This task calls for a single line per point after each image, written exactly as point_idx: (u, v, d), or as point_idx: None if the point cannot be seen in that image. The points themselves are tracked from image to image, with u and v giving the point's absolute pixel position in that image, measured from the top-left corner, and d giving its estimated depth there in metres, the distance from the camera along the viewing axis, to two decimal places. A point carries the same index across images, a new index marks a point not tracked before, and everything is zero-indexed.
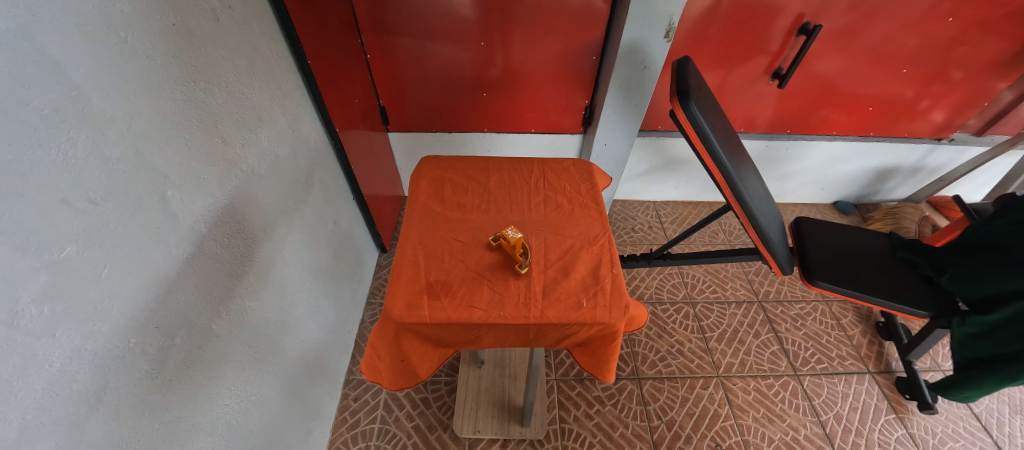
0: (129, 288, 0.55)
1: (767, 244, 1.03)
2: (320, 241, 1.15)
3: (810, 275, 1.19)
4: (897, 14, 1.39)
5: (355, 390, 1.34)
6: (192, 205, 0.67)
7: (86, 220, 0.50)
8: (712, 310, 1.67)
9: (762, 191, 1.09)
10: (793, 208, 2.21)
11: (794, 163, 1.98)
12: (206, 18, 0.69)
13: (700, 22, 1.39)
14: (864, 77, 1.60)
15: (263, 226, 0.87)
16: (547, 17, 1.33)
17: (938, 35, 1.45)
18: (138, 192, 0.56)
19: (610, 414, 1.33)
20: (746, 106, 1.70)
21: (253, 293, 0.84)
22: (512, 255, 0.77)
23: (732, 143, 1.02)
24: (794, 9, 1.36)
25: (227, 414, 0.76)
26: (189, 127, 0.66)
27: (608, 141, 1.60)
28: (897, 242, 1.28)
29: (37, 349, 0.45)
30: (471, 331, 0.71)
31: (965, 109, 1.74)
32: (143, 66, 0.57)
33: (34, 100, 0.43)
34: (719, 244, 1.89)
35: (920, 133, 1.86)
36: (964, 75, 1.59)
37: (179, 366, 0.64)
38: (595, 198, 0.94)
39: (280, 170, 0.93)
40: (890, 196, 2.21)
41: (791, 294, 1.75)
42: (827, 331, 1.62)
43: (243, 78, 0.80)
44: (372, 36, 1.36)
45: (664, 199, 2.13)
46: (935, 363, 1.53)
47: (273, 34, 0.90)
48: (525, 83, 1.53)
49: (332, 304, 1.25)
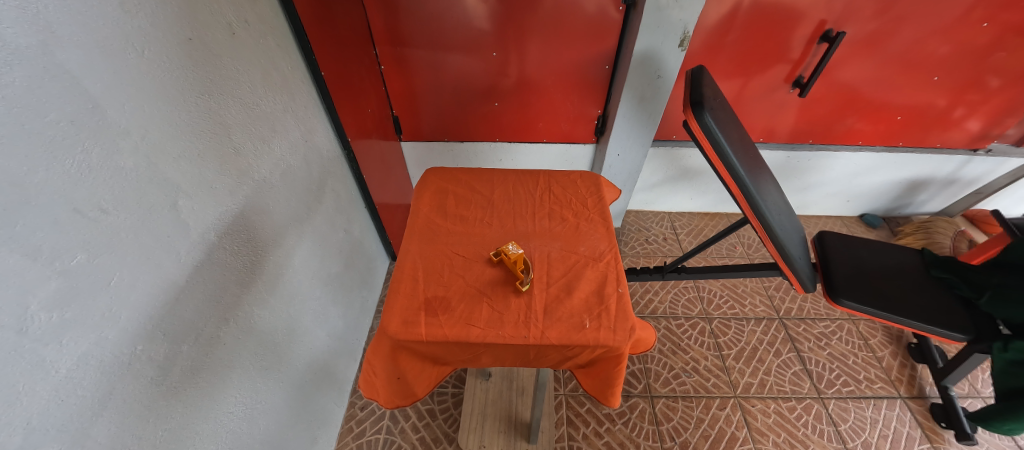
0: (138, 296, 0.56)
1: (787, 260, 0.99)
2: (331, 249, 1.17)
3: (832, 292, 1.14)
4: (927, 20, 1.33)
5: (361, 399, 1.33)
6: (204, 213, 0.67)
7: (98, 228, 0.51)
8: (729, 326, 1.61)
9: (783, 203, 1.05)
10: (816, 221, 2.13)
11: (816, 175, 1.91)
12: (222, 33, 0.71)
13: (715, 31, 1.36)
14: (892, 85, 1.54)
15: (274, 235, 0.88)
16: (561, 26, 1.32)
17: (972, 41, 1.38)
18: (149, 203, 0.57)
19: (621, 434, 1.29)
20: (765, 116, 1.65)
21: (261, 301, 0.84)
22: (513, 271, 0.76)
23: (749, 155, 0.99)
24: (815, 16, 1.32)
25: (232, 422, 0.76)
26: (201, 137, 0.67)
27: (621, 151, 1.58)
28: (930, 259, 1.20)
29: (44, 356, 0.45)
30: (468, 350, 0.69)
31: (1002, 119, 1.65)
32: (159, 80, 0.59)
33: (50, 112, 0.44)
34: (737, 257, 1.84)
35: (954, 143, 1.76)
36: (1002, 82, 1.51)
37: (186, 374, 0.64)
38: (602, 212, 0.92)
39: (292, 179, 0.95)
40: (921, 210, 2.11)
41: (815, 311, 1.67)
42: (853, 352, 1.54)
43: (258, 89, 0.82)
44: (386, 47, 1.38)
45: (679, 210, 2.08)
46: (974, 389, 1.44)
47: (288, 46, 0.92)
48: (538, 92, 1.53)
49: (342, 312, 1.26)
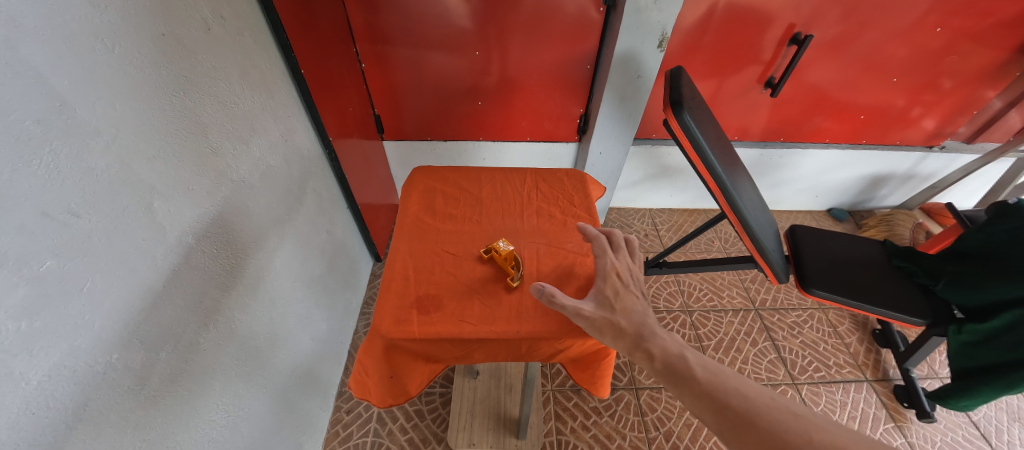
0: (113, 302, 0.54)
1: (763, 253, 1.03)
2: (313, 250, 1.15)
3: (804, 283, 1.19)
4: (886, 24, 1.41)
5: (348, 402, 1.32)
6: (181, 215, 0.65)
7: (69, 233, 0.48)
8: (709, 318, 1.66)
9: (757, 198, 1.09)
10: (788, 215, 2.22)
11: (788, 171, 1.99)
12: (197, 29, 0.69)
13: (692, 33, 1.40)
14: (855, 86, 1.62)
15: (254, 237, 0.86)
16: (542, 25, 1.33)
17: (927, 44, 1.47)
18: (122, 205, 0.55)
19: (608, 426, 1.32)
20: (739, 115, 1.71)
21: (242, 305, 0.82)
22: (504, 267, 0.77)
23: (726, 152, 1.03)
24: (785, 19, 1.38)
25: (214, 430, 0.74)
26: (176, 137, 0.65)
27: (604, 150, 1.60)
28: (892, 250, 1.28)
29: (13, 367, 0.43)
30: (462, 347, 0.70)
31: (955, 117, 1.76)
32: (131, 78, 0.56)
33: (16, 111, 0.42)
34: (715, 251, 1.90)
35: (912, 140, 1.88)
36: (954, 83, 1.61)
37: (164, 382, 0.62)
38: (589, 209, 0.94)
39: (272, 179, 0.93)
40: (883, 203, 2.23)
41: (788, 302, 1.75)
42: (824, 339, 1.62)
43: (235, 87, 0.79)
44: (366, 45, 1.36)
45: (659, 207, 2.14)
46: (933, 370, 1.53)
47: (266, 44, 0.90)
48: (520, 91, 1.54)
49: (325, 315, 1.24)
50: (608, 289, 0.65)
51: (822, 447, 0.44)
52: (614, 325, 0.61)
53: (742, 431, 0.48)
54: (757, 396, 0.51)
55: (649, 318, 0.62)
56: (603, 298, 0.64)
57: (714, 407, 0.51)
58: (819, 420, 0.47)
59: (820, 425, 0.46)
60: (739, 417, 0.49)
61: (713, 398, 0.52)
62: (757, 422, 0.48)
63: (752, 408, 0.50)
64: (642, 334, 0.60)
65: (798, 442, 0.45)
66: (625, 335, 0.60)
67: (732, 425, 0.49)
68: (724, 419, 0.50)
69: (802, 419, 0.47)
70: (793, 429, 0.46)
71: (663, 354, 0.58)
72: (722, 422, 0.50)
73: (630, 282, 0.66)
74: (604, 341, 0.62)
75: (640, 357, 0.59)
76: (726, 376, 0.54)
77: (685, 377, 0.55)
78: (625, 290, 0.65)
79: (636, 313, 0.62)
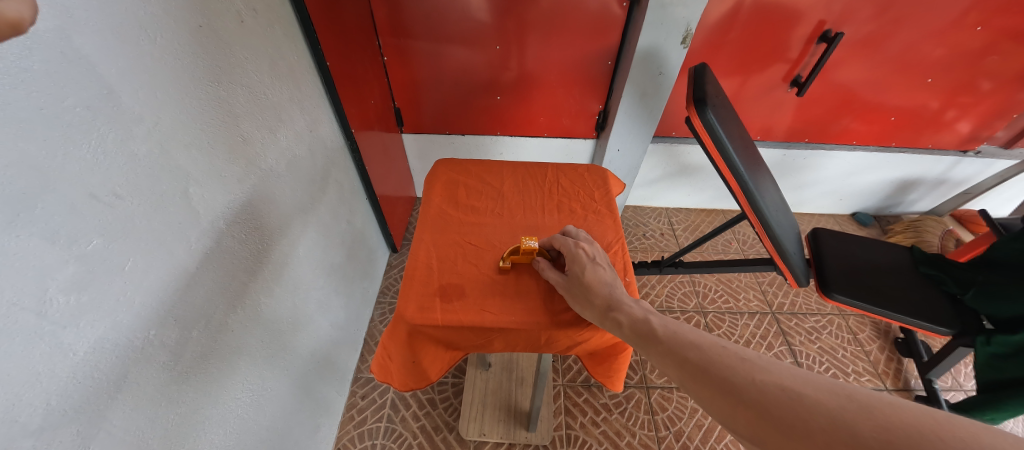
0: (151, 282, 0.56)
1: (783, 256, 1.02)
2: (334, 238, 1.17)
3: (825, 287, 1.17)
4: (922, 23, 1.35)
5: (363, 388, 1.35)
6: (214, 201, 0.68)
7: (114, 214, 0.51)
8: (723, 320, 1.64)
9: (779, 200, 1.07)
10: (810, 218, 2.17)
11: (812, 173, 1.94)
12: (231, 22, 0.71)
13: (717, 29, 1.38)
14: (887, 87, 1.57)
15: (280, 224, 0.88)
16: (564, 20, 1.32)
17: (965, 44, 1.41)
18: (162, 189, 0.58)
19: (617, 423, 1.32)
20: (763, 114, 1.67)
21: (267, 289, 0.85)
22: (531, 255, 0.77)
23: (749, 152, 1.01)
24: (815, 16, 1.34)
25: (239, 408, 0.77)
26: (211, 126, 0.67)
27: (622, 147, 1.59)
28: (920, 256, 1.24)
29: (62, 338, 0.46)
30: (483, 335, 0.71)
31: (992, 121, 1.69)
32: (170, 67, 0.59)
33: (67, 97, 0.45)
34: (732, 253, 1.87)
35: (945, 144, 1.81)
36: (993, 85, 1.54)
37: (196, 360, 0.65)
38: (609, 205, 0.94)
39: (298, 168, 0.95)
40: (911, 209, 2.16)
41: (807, 306, 1.71)
42: (843, 346, 1.58)
43: (265, 78, 0.82)
44: (389, 39, 1.38)
45: (676, 206, 2.11)
46: (957, 382, 1.49)
47: (294, 36, 0.92)
48: (539, 86, 1.53)
49: (344, 302, 1.27)
50: (576, 267, 0.69)
51: (765, 387, 0.41)
52: (587, 298, 0.65)
53: (698, 380, 0.46)
54: (712, 344, 0.49)
55: (616, 288, 0.64)
56: (573, 275, 0.68)
57: (673, 360, 0.50)
58: (770, 361, 0.44)
59: (769, 366, 0.43)
60: (695, 367, 0.48)
61: (672, 351, 0.51)
62: (710, 369, 0.46)
63: (706, 356, 0.48)
64: (612, 303, 0.62)
65: (743, 385, 0.42)
66: (597, 307, 0.63)
67: (689, 376, 0.48)
68: (681, 370, 0.48)
69: (750, 363, 0.45)
70: (742, 372, 0.44)
71: (630, 320, 0.58)
72: (681, 373, 0.49)
73: (597, 257, 0.70)
74: (584, 315, 0.65)
75: (611, 325, 0.60)
76: (686, 331, 0.53)
77: (649, 336, 0.55)
78: (593, 265, 0.68)
79: (603, 284, 0.64)
